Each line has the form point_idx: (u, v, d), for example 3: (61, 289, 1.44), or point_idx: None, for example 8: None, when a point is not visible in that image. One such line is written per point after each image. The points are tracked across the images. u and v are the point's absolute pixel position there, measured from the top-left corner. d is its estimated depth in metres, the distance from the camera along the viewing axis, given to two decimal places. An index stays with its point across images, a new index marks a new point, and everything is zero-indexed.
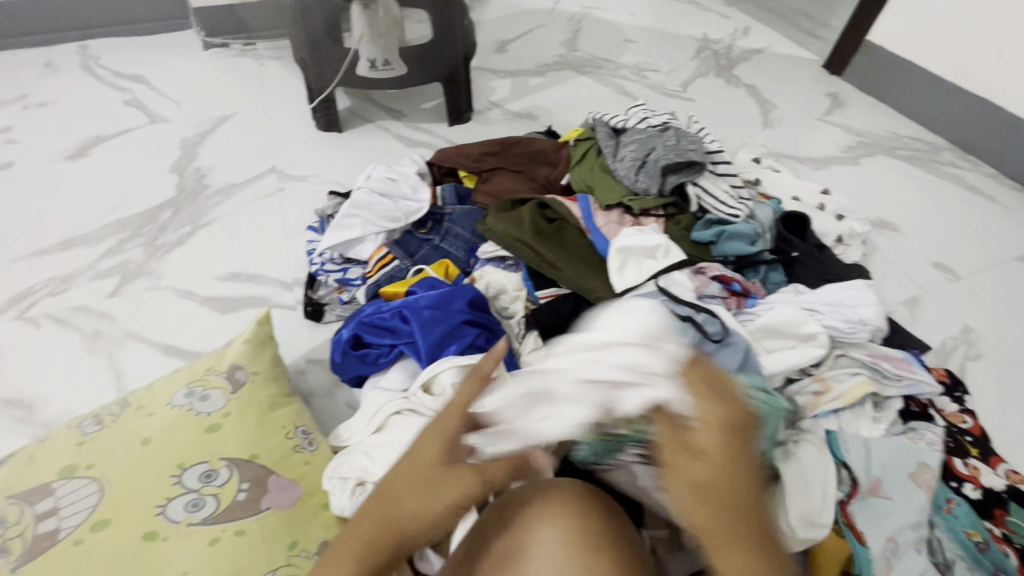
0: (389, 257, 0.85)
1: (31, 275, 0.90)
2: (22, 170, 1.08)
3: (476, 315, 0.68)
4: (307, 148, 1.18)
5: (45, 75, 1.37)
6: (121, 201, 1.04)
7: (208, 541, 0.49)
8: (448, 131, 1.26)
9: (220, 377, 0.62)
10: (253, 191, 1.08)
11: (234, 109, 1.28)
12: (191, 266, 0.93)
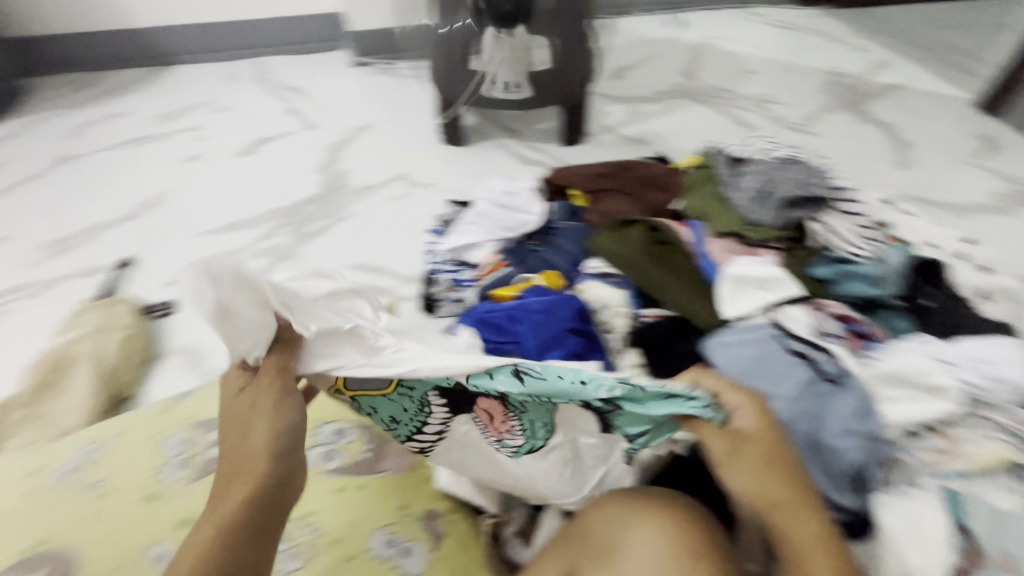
0: (500, 263, 0.91)
1: (208, 249, 1.08)
2: (207, 161, 1.30)
3: (580, 325, 0.71)
4: (432, 158, 1.30)
5: (228, 83, 1.63)
6: (277, 193, 1.21)
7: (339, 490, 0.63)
8: (561, 151, 1.32)
9: None
10: (384, 193, 1.21)
11: (373, 120, 1.44)
12: (328, 256, 1.06)
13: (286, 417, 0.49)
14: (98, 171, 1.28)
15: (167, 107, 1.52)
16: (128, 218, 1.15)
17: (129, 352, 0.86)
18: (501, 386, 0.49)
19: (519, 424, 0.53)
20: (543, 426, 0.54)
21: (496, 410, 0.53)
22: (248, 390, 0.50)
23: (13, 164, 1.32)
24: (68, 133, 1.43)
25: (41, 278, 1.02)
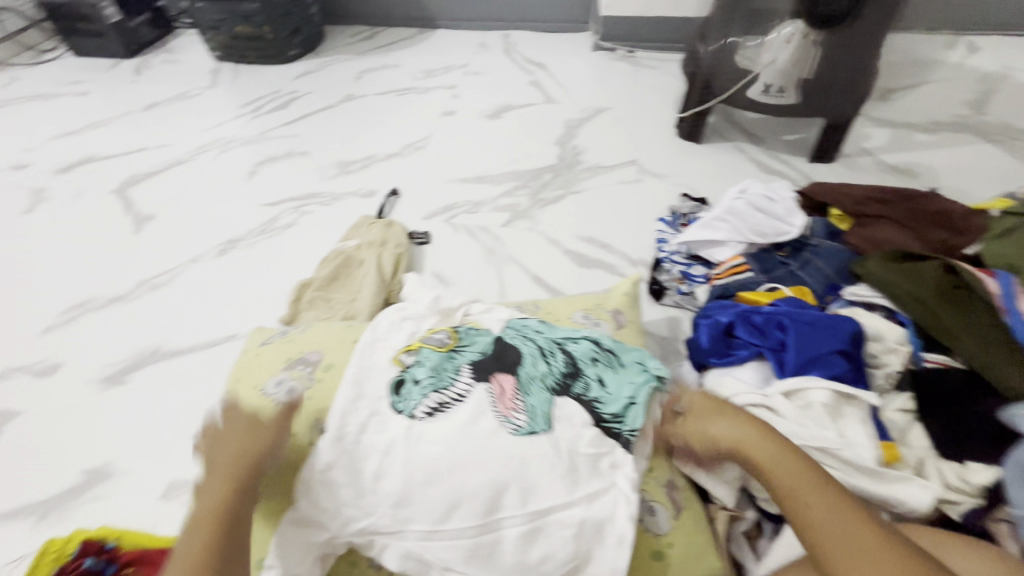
0: (743, 266, 0.89)
1: (457, 194, 1.20)
2: (459, 119, 1.45)
3: (852, 350, 0.67)
4: (666, 151, 1.30)
5: (479, 51, 1.78)
6: (518, 157, 1.30)
7: None
8: (807, 167, 1.24)
9: (608, 314, 0.75)
10: (617, 175, 1.23)
11: (609, 105, 1.48)
12: (561, 222, 1.12)
13: (226, 498, 0.54)
14: (374, 112, 1.50)
15: (428, 65, 1.71)
16: (396, 156, 1.32)
17: (397, 267, 1.00)
18: (530, 324, 0.69)
19: (523, 402, 0.58)
20: (559, 366, 0.63)
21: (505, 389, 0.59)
22: (246, 424, 0.60)
23: (310, 94, 1.59)
24: (351, 74, 1.68)
25: (330, 190, 1.23)
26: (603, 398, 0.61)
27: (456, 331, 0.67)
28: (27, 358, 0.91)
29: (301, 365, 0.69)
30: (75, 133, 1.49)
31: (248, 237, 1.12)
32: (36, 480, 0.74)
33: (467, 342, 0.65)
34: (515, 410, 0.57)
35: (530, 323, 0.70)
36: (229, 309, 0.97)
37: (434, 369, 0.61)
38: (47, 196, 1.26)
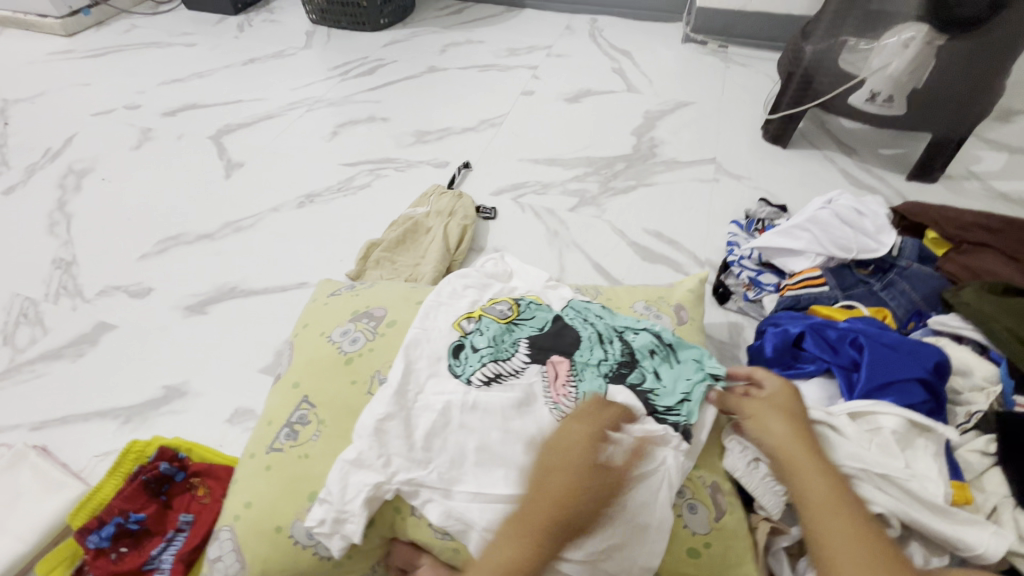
0: (820, 279, 0.84)
1: (527, 174, 1.21)
2: (538, 99, 1.45)
3: (934, 380, 0.62)
4: (748, 152, 1.24)
5: (564, 34, 1.76)
6: (593, 144, 1.29)
7: None
8: (903, 185, 1.15)
9: (670, 308, 0.73)
10: (692, 172, 1.20)
11: (693, 99, 1.43)
12: (630, 213, 1.10)
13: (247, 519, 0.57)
14: (455, 85, 1.52)
15: (512, 43, 1.71)
16: (471, 130, 1.34)
17: (462, 238, 1.02)
18: (592, 307, 0.69)
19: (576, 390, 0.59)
20: (618, 354, 0.62)
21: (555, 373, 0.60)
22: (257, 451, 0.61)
23: (396, 62, 1.64)
24: (436, 47, 1.71)
25: (405, 157, 1.26)
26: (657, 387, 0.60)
27: (518, 302, 0.67)
28: (125, 280, 1.00)
29: (367, 318, 0.71)
30: (180, 80, 1.60)
31: (325, 193, 1.17)
32: (123, 390, 0.82)
33: (528, 316, 0.66)
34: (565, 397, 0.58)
35: (591, 306, 0.69)
36: (302, 259, 1.02)
37: (495, 336, 0.62)
38: (152, 136, 1.37)
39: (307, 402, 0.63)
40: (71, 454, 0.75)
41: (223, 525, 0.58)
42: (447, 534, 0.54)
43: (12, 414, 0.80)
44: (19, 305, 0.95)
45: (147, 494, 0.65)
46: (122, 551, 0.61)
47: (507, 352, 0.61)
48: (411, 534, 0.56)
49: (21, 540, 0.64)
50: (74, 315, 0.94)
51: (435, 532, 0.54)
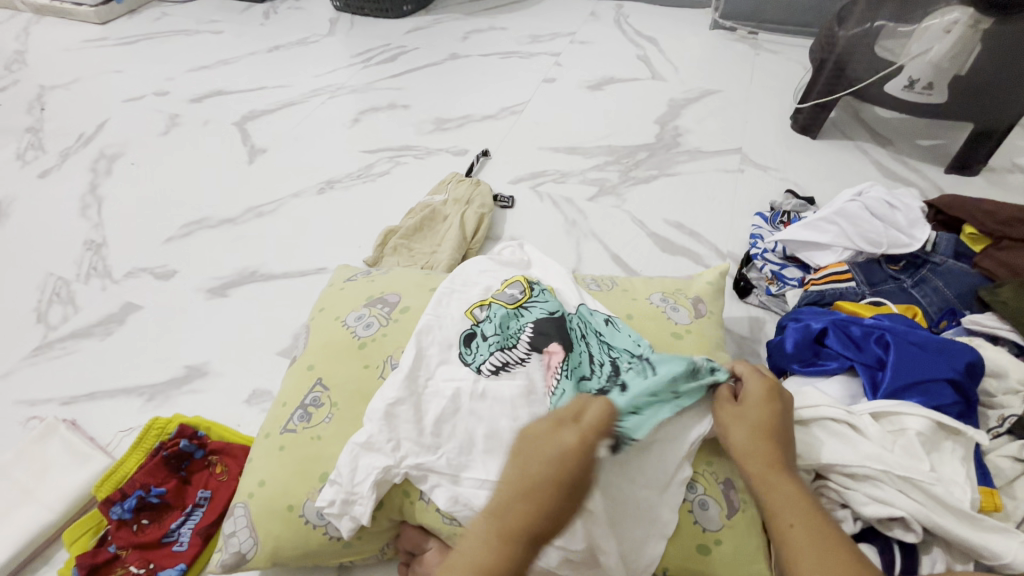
0: (846, 275, 0.81)
1: (546, 163, 1.19)
2: (559, 87, 1.42)
3: (965, 381, 0.59)
4: (776, 142, 1.20)
5: (589, 20, 1.73)
6: (614, 133, 1.26)
7: None
8: (941, 177, 1.10)
9: (687, 300, 0.72)
10: (717, 162, 1.16)
11: (720, 87, 1.39)
12: (651, 203, 1.08)
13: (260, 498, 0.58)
14: (476, 72, 1.50)
15: (536, 30, 1.69)
16: (491, 118, 1.33)
17: (479, 226, 1.01)
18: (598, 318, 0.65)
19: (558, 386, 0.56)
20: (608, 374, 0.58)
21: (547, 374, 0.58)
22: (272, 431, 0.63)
23: (418, 49, 1.63)
24: (459, 34, 1.69)
25: (424, 145, 1.26)
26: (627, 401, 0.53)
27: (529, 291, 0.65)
28: (151, 262, 1.03)
29: (381, 303, 0.71)
30: (208, 67, 1.63)
31: (345, 179, 1.18)
32: (147, 368, 0.85)
33: (535, 307, 0.64)
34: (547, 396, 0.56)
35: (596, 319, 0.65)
36: (321, 245, 1.03)
37: (500, 325, 0.61)
38: (180, 122, 1.40)
39: (320, 384, 0.64)
40: (97, 429, 0.77)
41: (238, 503, 0.59)
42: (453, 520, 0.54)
43: (43, 389, 0.83)
44: (52, 284, 0.99)
45: (167, 470, 0.67)
46: (143, 523, 0.64)
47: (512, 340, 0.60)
48: (419, 518, 0.56)
49: (50, 509, 0.66)
50: (103, 295, 0.97)
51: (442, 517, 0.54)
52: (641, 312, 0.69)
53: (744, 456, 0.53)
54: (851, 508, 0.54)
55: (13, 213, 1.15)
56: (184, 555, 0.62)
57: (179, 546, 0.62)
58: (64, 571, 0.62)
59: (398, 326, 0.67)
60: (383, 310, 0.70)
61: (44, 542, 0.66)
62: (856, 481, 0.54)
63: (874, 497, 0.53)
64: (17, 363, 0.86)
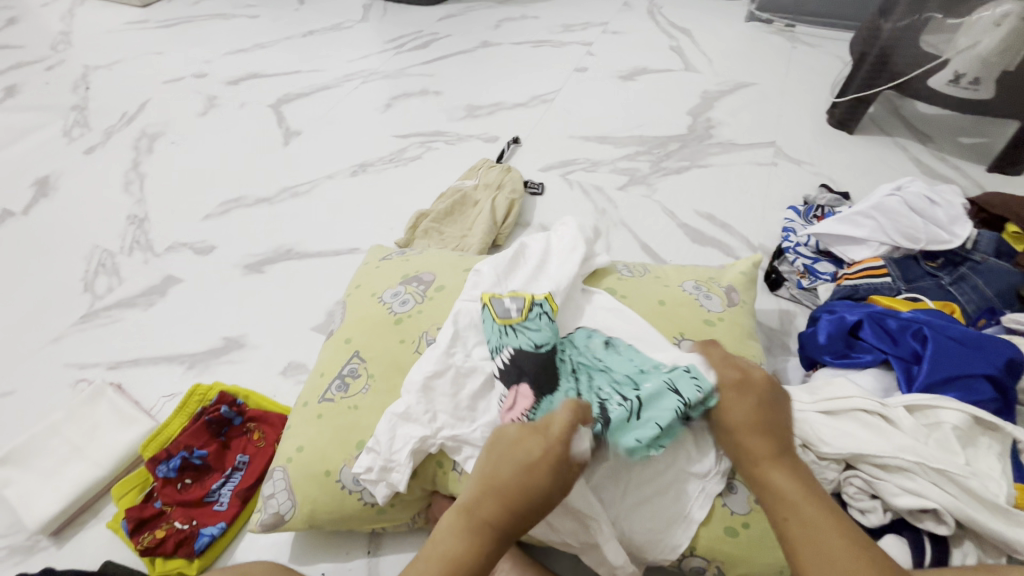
0: (882, 270, 0.80)
1: (577, 152, 1.19)
2: (591, 76, 1.42)
3: (1004, 378, 0.59)
4: (811, 136, 1.19)
5: (621, 11, 1.71)
6: (646, 123, 1.26)
7: None
8: (982, 176, 1.07)
9: (720, 289, 0.72)
10: (750, 155, 1.15)
11: (754, 80, 1.37)
12: (681, 194, 1.07)
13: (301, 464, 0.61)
14: (507, 60, 1.51)
15: (567, 19, 1.68)
16: (522, 106, 1.33)
17: (509, 212, 1.02)
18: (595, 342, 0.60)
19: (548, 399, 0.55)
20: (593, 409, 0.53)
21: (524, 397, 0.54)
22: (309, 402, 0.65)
23: (450, 36, 1.64)
24: (490, 22, 1.69)
25: (456, 131, 1.27)
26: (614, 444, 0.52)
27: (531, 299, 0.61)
28: (190, 238, 1.06)
29: (417, 282, 0.73)
30: (244, 51, 1.66)
31: (377, 163, 1.20)
32: (188, 338, 0.88)
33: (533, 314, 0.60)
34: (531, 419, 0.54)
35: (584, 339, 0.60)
36: (354, 226, 1.06)
37: (502, 330, 0.58)
38: (218, 104, 1.43)
39: (357, 357, 0.66)
40: (142, 394, 0.81)
41: (277, 466, 0.62)
42: None
43: (91, 354, 0.86)
44: (98, 256, 1.03)
45: (209, 434, 0.70)
46: (187, 482, 0.67)
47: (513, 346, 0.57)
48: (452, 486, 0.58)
49: (100, 466, 0.70)
50: (146, 267, 1.00)
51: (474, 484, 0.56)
52: (672, 299, 0.69)
53: (745, 433, 0.53)
54: (882, 498, 0.54)
55: (60, 187, 1.19)
56: (224, 514, 0.65)
57: (219, 505, 0.65)
58: (113, 523, 0.65)
59: (433, 304, 0.69)
60: (417, 288, 0.72)
61: (94, 497, 0.69)
62: (888, 472, 0.54)
63: (905, 488, 0.53)
64: (67, 328, 0.90)
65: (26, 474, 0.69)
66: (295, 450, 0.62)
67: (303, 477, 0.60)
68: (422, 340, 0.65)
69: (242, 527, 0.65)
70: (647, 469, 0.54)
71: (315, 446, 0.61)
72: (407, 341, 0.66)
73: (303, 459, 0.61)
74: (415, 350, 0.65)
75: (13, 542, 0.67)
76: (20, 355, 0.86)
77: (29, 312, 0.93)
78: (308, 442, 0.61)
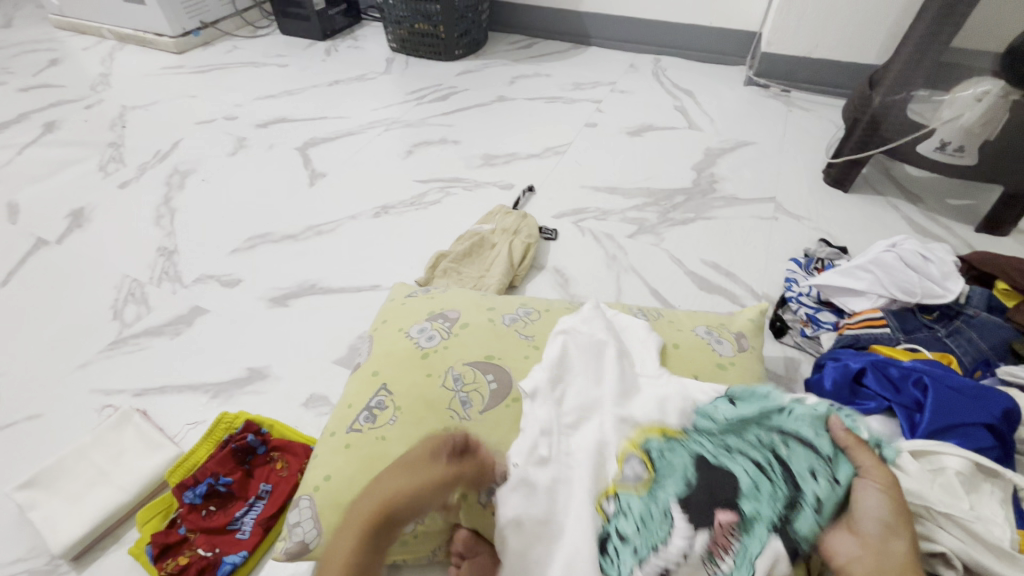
0: (881, 321, 0.84)
1: (588, 201, 1.26)
2: (600, 131, 1.51)
3: (1001, 427, 0.62)
4: (808, 194, 1.26)
5: (628, 72, 1.83)
6: (653, 176, 1.33)
7: None
8: (970, 236, 1.13)
9: (730, 334, 0.76)
10: (752, 209, 1.22)
11: (754, 139, 1.46)
12: (688, 244, 1.13)
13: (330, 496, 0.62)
14: (522, 114, 1.61)
15: (578, 78, 1.80)
16: (536, 156, 1.41)
17: (525, 255, 1.07)
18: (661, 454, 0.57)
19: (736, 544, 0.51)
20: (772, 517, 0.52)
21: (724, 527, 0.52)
22: (335, 434, 0.67)
23: (468, 90, 1.75)
24: (505, 78, 1.81)
25: (473, 179, 1.34)
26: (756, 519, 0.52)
27: (642, 446, 0.57)
28: (217, 270, 1.10)
29: (442, 318, 0.76)
30: (273, 97, 1.76)
31: (399, 206, 1.26)
32: (213, 368, 0.91)
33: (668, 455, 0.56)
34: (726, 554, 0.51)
35: (805, 425, 0.58)
36: (375, 264, 1.10)
37: (647, 501, 0.54)
38: (247, 145, 1.51)
39: (384, 389, 0.69)
40: (166, 420, 0.83)
41: (304, 495, 0.63)
42: None
43: (118, 380, 0.89)
44: (127, 285, 1.07)
45: (234, 462, 0.72)
46: (211, 509, 0.68)
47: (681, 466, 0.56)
48: None
49: (125, 491, 0.71)
50: (174, 297, 1.04)
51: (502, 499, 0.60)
52: (685, 342, 0.73)
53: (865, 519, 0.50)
54: None
55: (94, 218, 1.24)
56: (247, 543, 0.65)
57: (241, 534, 0.66)
58: (135, 549, 0.66)
59: (459, 341, 0.72)
60: (443, 325, 0.75)
61: (117, 522, 0.70)
62: None
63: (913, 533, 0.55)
64: (95, 355, 0.93)
65: (52, 497, 0.70)
66: (321, 480, 0.63)
67: (332, 507, 0.62)
68: (450, 376, 0.68)
69: (262, 557, 0.66)
70: None
71: (344, 477, 0.63)
72: (435, 375, 0.69)
73: (331, 490, 0.62)
74: (445, 386, 0.68)
75: (32, 566, 0.67)
76: (48, 379, 0.89)
77: (59, 338, 0.96)
78: (334, 471, 0.63)
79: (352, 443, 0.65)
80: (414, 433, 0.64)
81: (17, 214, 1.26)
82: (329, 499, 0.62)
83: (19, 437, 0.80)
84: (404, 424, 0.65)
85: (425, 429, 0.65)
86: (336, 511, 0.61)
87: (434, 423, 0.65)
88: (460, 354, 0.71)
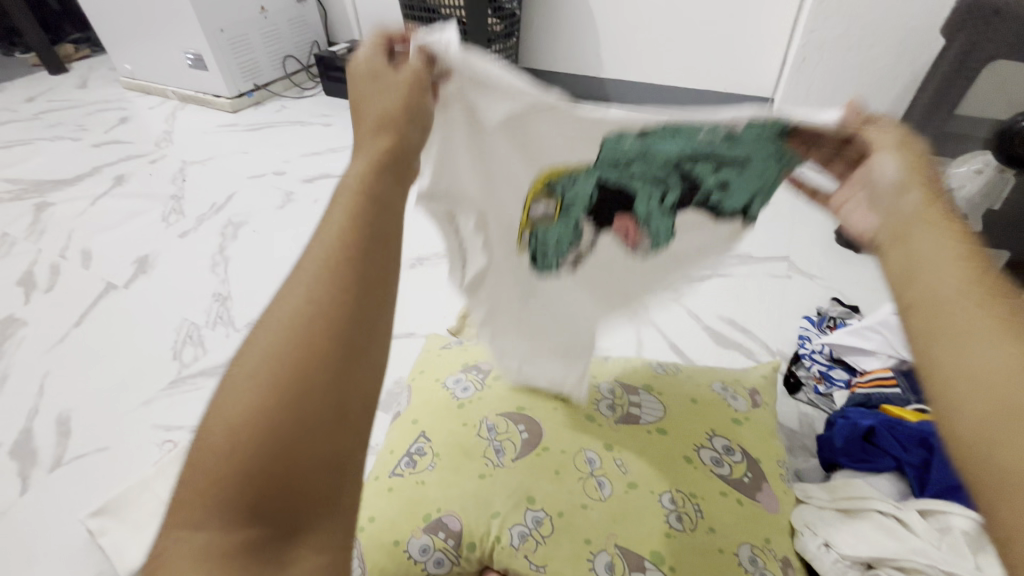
0: (891, 380, 0.88)
1: None
2: None
3: None
4: (821, 253, 1.32)
5: None
6: None
7: (720, 491, 0.69)
8: None
9: (745, 391, 0.82)
10: (766, 267, 1.28)
11: (767, 199, 1.54)
12: (705, 299, 1.19)
13: (377, 535, 0.67)
14: None
15: None
16: None
17: None
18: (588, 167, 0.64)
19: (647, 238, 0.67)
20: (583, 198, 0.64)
21: (630, 225, 0.66)
22: (377, 480, 0.73)
23: None
24: None
25: None
26: (637, 170, 0.59)
27: (546, 183, 0.63)
28: None
29: (475, 370, 0.84)
30: (318, 154, 1.92)
31: (433, 258, 1.36)
32: None
33: (574, 182, 0.63)
34: (639, 239, 0.67)
35: (587, 183, 0.62)
36: (410, 312, 1.19)
37: (541, 229, 0.67)
38: (294, 199, 1.64)
39: (423, 436, 0.76)
40: None
41: (350, 535, 0.68)
42: (547, 534, 0.64)
43: (176, 416, 0.97)
44: (186, 328, 1.17)
45: None
46: None
47: (592, 236, 0.68)
48: (507, 529, 0.65)
49: None
50: (227, 341, 1.13)
51: (534, 539, 0.64)
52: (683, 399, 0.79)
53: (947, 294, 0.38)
54: None
55: (157, 265, 1.37)
56: None
57: None
58: None
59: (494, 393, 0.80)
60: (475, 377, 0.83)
61: None
62: (907, 574, 0.61)
63: None
64: (157, 392, 1.02)
65: (119, 526, 0.78)
66: (367, 522, 0.68)
67: (377, 545, 0.66)
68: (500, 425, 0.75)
69: None
70: (694, 545, 0.63)
71: (390, 519, 0.68)
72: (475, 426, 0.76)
73: (378, 531, 0.67)
74: (491, 444, 0.73)
75: None
76: (116, 415, 0.98)
77: (124, 376, 1.06)
78: (379, 512, 0.69)
79: (398, 489, 0.71)
80: (451, 479, 0.70)
81: (89, 260, 1.39)
82: (376, 538, 0.67)
83: (91, 466, 0.89)
84: (445, 471, 0.71)
85: (463, 475, 0.70)
86: (381, 551, 0.66)
87: (471, 468, 0.71)
88: (496, 405, 0.78)
